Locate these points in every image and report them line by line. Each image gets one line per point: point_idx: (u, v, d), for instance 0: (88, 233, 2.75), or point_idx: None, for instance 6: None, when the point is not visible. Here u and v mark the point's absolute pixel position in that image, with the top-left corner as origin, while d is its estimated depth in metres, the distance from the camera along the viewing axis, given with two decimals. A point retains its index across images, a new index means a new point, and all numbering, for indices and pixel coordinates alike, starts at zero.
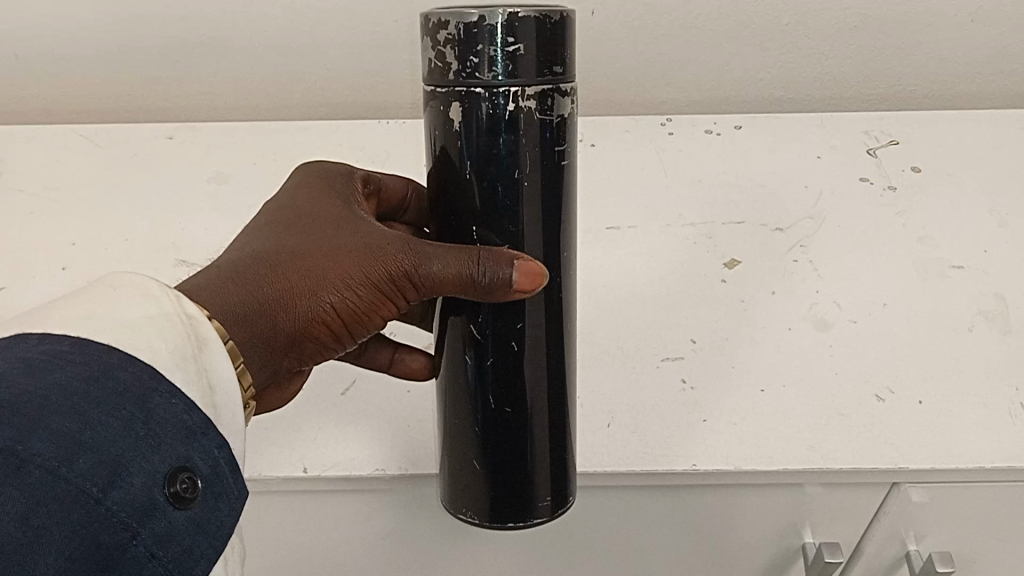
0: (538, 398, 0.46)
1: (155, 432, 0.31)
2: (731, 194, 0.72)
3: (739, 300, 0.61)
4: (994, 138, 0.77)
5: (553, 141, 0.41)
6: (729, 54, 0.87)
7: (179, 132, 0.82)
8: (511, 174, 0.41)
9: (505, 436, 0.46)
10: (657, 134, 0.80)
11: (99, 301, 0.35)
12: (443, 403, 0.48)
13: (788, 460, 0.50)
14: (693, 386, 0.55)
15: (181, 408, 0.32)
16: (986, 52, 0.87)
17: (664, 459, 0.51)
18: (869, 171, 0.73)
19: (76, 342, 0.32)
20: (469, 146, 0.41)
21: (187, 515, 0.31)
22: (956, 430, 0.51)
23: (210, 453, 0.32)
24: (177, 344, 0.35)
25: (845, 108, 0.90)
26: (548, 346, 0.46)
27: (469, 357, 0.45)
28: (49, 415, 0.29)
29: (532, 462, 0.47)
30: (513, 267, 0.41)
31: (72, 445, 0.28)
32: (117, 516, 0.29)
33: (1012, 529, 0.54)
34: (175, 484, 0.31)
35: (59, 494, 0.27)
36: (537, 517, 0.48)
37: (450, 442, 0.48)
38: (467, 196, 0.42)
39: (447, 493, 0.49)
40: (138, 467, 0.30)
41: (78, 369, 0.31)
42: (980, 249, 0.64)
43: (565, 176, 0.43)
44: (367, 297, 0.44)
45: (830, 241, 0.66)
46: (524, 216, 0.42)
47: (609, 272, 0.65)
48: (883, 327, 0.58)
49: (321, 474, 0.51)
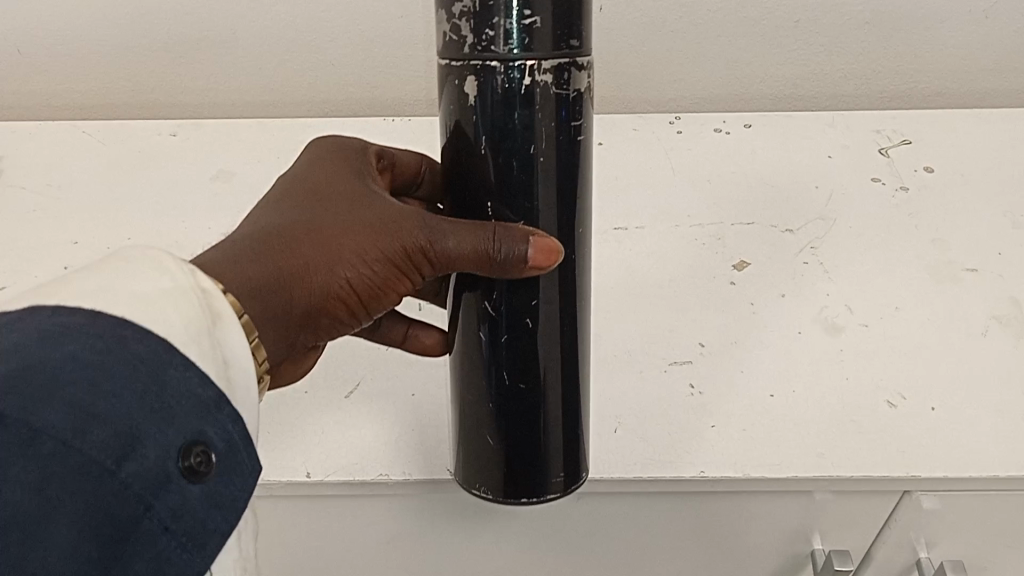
0: (551, 374, 0.45)
1: (168, 405, 0.30)
2: (743, 194, 0.69)
3: (748, 303, 0.60)
4: (1011, 133, 0.74)
5: (568, 116, 0.40)
6: (740, 50, 0.85)
7: (182, 129, 0.81)
8: (527, 150, 0.40)
9: (519, 412, 0.45)
10: (664, 132, 0.77)
11: (112, 273, 0.34)
12: (456, 379, 0.47)
13: (799, 467, 0.50)
14: (701, 390, 0.54)
15: (196, 383, 0.32)
16: (1001, 49, 0.85)
17: (672, 465, 0.50)
18: (880, 171, 0.71)
19: (89, 314, 0.32)
20: (484, 120, 0.40)
21: (200, 490, 0.30)
22: (969, 439, 0.51)
23: (223, 427, 0.32)
24: (191, 317, 0.34)
25: (856, 105, 0.89)
26: (562, 322, 0.45)
27: (483, 334, 0.44)
28: (63, 385, 0.28)
29: (546, 437, 0.46)
30: (528, 242, 0.41)
31: (86, 415, 0.28)
32: (131, 488, 0.28)
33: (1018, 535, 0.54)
34: (190, 457, 0.30)
35: (73, 465, 0.27)
36: (549, 493, 0.47)
37: (464, 417, 0.47)
38: (481, 172, 0.41)
39: (460, 468, 0.48)
40: (152, 438, 0.29)
41: (90, 340, 0.30)
42: (995, 250, 0.63)
43: (580, 153, 0.42)
44: (381, 273, 0.43)
45: (843, 242, 0.64)
46: (539, 192, 0.41)
47: (618, 272, 0.63)
48: (896, 333, 0.57)
49: (324, 479, 0.50)
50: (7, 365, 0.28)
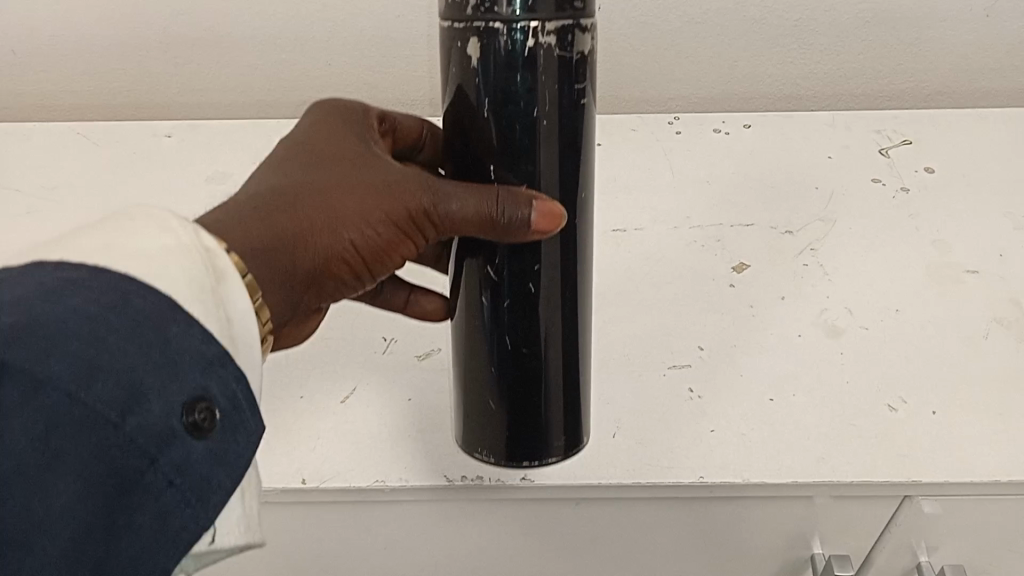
0: (551, 339, 0.46)
1: (173, 361, 0.31)
2: (742, 194, 0.69)
3: (747, 305, 0.59)
4: (1012, 133, 0.74)
5: (572, 78, 0.40)
6: (739, 49, 0.84)
7: (178, 130, 0.81)
8: (529, 113, 0.40)
9: (520, 377, 0.47)
10: (663, 132, 0.76)
11: (114, 230, 0.34)
12: (459, 342, 0.48)
13: (800, 472, 0.49)
14: (700, 394, 0.54)
15: (200, 340, 0.32)
16: (1002, 48, 0.84)
17: (671, 470, 0.50)
18: (880, 172, 0.70)
19: (91, 271, 0.31)
20: (486, 83, 0.40)
21: (204, 445, 0.31)
22: (969, 442, 0.50)
23: (227, 385, 0.32)
24: (194, 275, 0.34)
25: (857, 104, 0.88)
26: (563, 289, 0.46)
27: (485, 300, 0.45)
28: (68, 339, 0.28)
29: (547, 402, 0.48)
30: (532, 207, 0.41)
31: (91, 368, 0.28)
32: (135, 442, 0.29)
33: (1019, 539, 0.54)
34: (194, 413, 0.30)
35: (77, 417, 0.28)
36: (550, 457, 0.49)
37: (466, 382, 0.48)
38: (484, 136, 0.41)
39: (463, 432, 0.50)
40: (155, 392, 0.30)
41: (93, 295, 0.30)
42: (997, 251, 0.62)
43: (583, 117, 0.42)
44: (386, 237, 0.43)
45: (843, 244, 0.64)
46: (541, 155, 0.42)
47: (616, 274, 0.62)
48: (897, 336, 0.57)
49: (319, 486, 0.49)
50: (10, 317, 0.28)
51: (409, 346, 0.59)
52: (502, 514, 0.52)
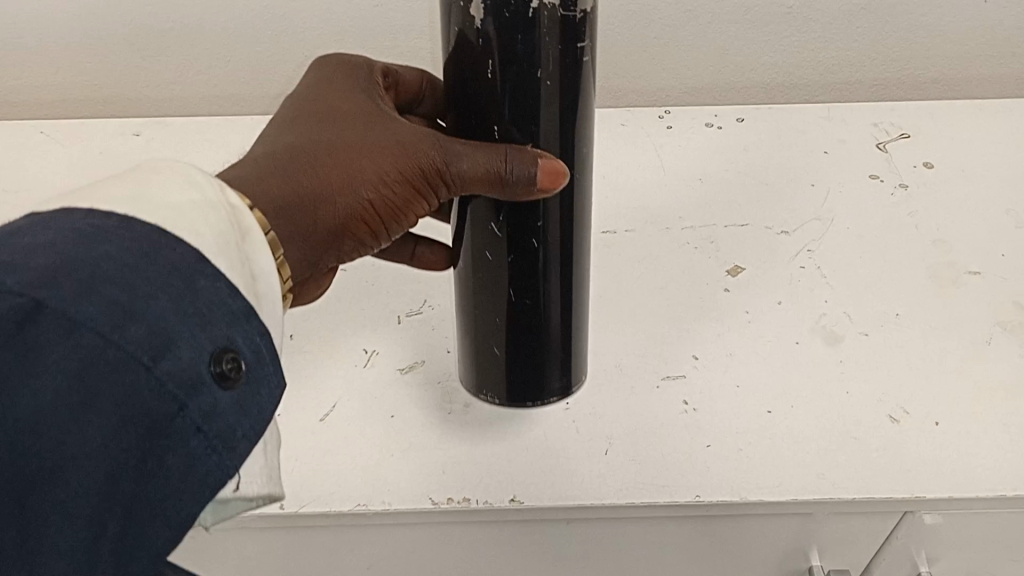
0: (553, 289, 0.47)
1: (201, 311, 0.31)
2: (736, 191, 0.67)
3: (742, 311, 0.57)
4: (1014, 125, 0.71)
5: (575, 36, 0.39)
6: (731, 37, 0.81)
7: (146, 128, 0.77)
8: (534, 74, 0.39)
9: (524, 327, 0.48)
10: (653, 127, 0.73)
11: (143, 182, 0.34)
12: (464, 291, 0.48)
13: (798, 489, 0.47)
14: (695, 407, 0.52)
15: (226, 293, 0.33)
16: (1000, 34, 0.82)
17: (666, 489, 0.48)
18: (878, 167, 0.68)
19: (124, 219, 0.32)
20: (489, 45, 0.38)
21: (229, 394, 0.31)
22: (973, 454, 0.49)
23: (252, 338, 0.33)
24: (222, 230, 0.34)
25: (849, 93, 0.86)
26: (564, 240, 0.45)
27: (490, 254, 0.45)
28: (102, 284, 0.29)
29: (549, 349, 0.49)
30: (537, 165, 0.40)
31: (124, 312, 0.29)
32: (166, 386, 0.30)
33: (1020, 547, 0.53)
34: (222, 363, 0.31)
35: (110, 359, 0.29)
36: (550, 397, 0.51)
37: (471, 329, 0.49)
38: (488, 97, 0.40)
39: (467, 374, 0.52)
40: (184, 341, 0.30)
41: (126, 243, 0.31)
42: (999, 251, 0.60)
43: (586, 73, 0.41)
44: (400, 193, 0.43)
45: (839, 244, 0.62)
46: (545, 116, 0.41)
47: (607, 278, 0.60)
48: (897, 342, 0.55)
49: (298, 510, 0.47)
50: (47, 258, 0.29)
51: (392, 357, 0.55)
52: (492, 533, 0.50)
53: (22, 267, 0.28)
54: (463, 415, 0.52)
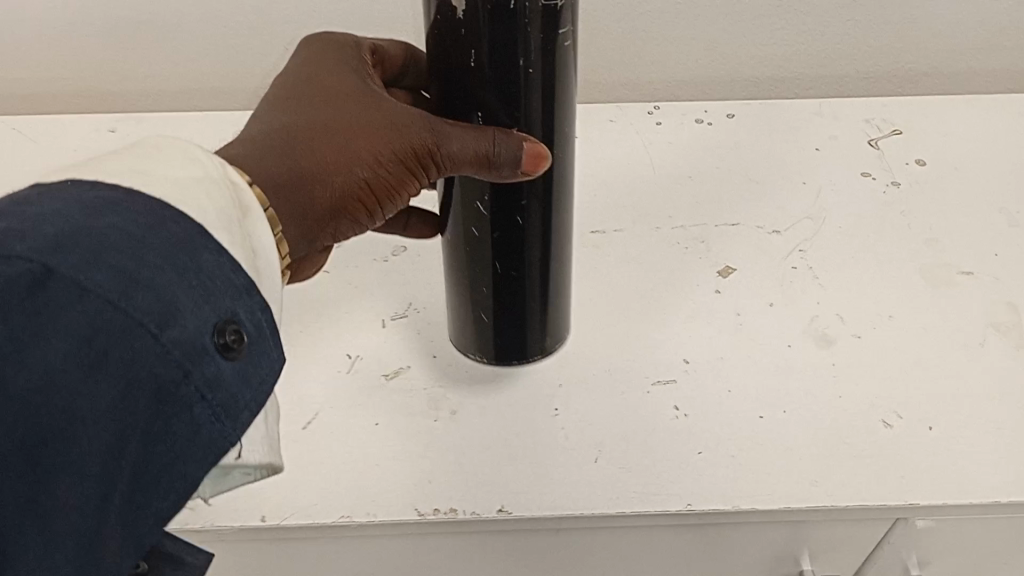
0: (537, 261, 0.48)
1: (206, 284, 0.31)
2: (726, 189, 0.66)
3: (733, 313, 0.56)
4: (1007, 122, 0.71)
5: (556, 24, 0.39)
6: (721, 30, 0.79)
7: (123, 124, 0.75)
8: (516, 63, 0.39)
9: (509, 295, 0.49)
10: (643, 123, 0.71)
11: (145, 157, 0.34)
12: (451, 260, 0.50)
13: (791, 498, 0.47)
14: (686, 413, 0.51)
15: (230, 268, 0.32)
16: (992, 28, 0.81)
17: (657, 498, 0.47)
18: (870, 164, 0.67)
19: (128, 193, 0.31)
20: (472, 35, 0.39)
21: (233, 366, 0.31)
22: (967, 458, 0.48)
23: (254, 313, 0.32)
24: (223, 206, 0.33)
25: (840, 86, 0.85)
26: (547, 216, 0.47)
27: (477, 230, 0.47)
28: (109, 252, 0.29)
29: (533, 312, 0.51)
30: (522, 148, 0.41)
31: (131, 281, 0.29)
32: (172, 353, 0.29)
33: (1013, 551, 0.52)
34: (225, 335, 0.31)
35: (117, 326, 0.28)
36: (533, 355, 0.53)
37: (459, 295, 0.51)
38: (472, 84, 0.41)
39: (455, 333, 0.54)
40: (189, 310, 0.30)
41: (131, 214, 0.30)
42: (992, 251, 0.60)
43: (567, 58, 0.41)
44: (395, 174, 0.42)
45: (831, 244, 0.61)
46: (528, 102, 0.41)
47: (596, 278, 0.59)
48: (891, 344, 0.54)
49: (280, 523, 0.46)
50: (56, 225, 0.28)
51: (377, 361, 0.54)
52: (480, 542, 0.49)
53: (28, 233, 0.28)
54: (450, 423, 0.50)
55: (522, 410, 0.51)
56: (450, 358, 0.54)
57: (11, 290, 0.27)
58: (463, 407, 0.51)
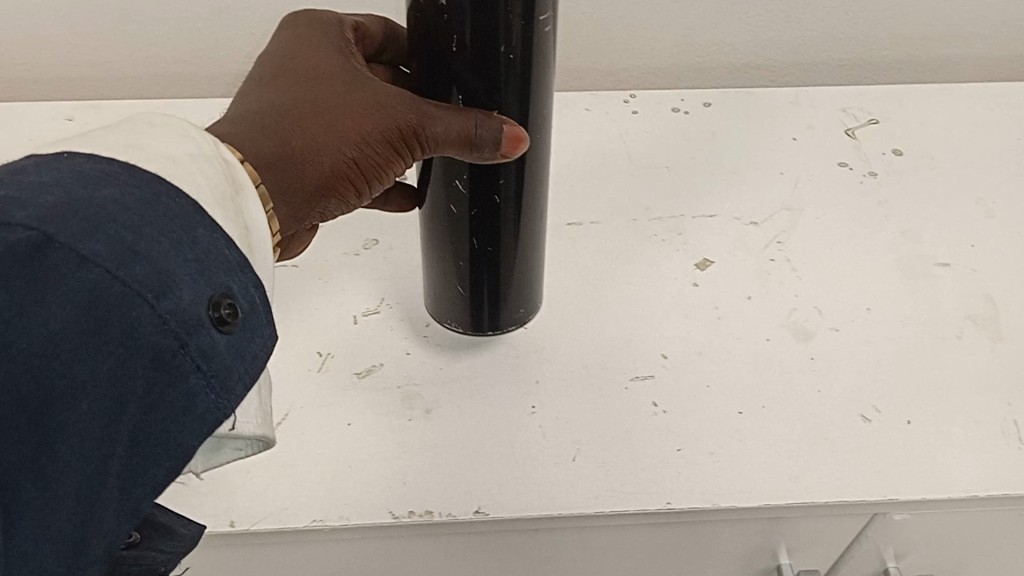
0: (514, 238, 0.48)
1: (202, 258, 0.30)
2: (703, 179, 0.65)
3: (712, 307, 0.56)
4: (982, 112, 0.71)
5: (536, 12, 0.39)
6: (696, 17, 0.78)
7: (79, 111, 0.72)
8: (497, 50, 0.39)
9: (487, 270, 0.50)
10: (619, 112, 0.70)
11: (136, 133, 0.33)
12: (429, 234, 0.50)
13: (771, 495, 0.46)
14: (665, 409, 0.50)
15: (223, 244, 0.31)
16: (965, 17, 0.81)
17: (637, 498, 0.46)
18: (847, 154, 0.67)
19: (124, 167, 0.30)
20: (453, 22, 0.38)
21: (227, 340, 0.30)
22: (946, 452, 0.48)
23: (247, 289, 0.31)
24: (216, 182, 0.33)
25: (814, 75, 0.84)
26: (525, 195, 0.47)
27: (454, 208, 0.47)
28: (107, 221, 0.28)
29: (511, 285, 0.51)
30: (502, 129, 0.41)
31: (129, 251, 0.28)
32: (169, 324, 0.28)
33: (989, 543, 0.52)
34: (220, 309, 0.30)
35: (115, 296, 0.27)
36: (509, 326, 0.54)
37: (437, 268, 0.51)
38: (453, 70, 0.40)
39: (433, 302, 0.54)
40: (186, 281, 0.29)
41: (126, 187, 0.29)
42: (968, 242, 0.59)
43: (547, 43, 0.41)
44: (385, 155, 0.40)
45: (809, 236, 0.60)
46: (508, 89, 0.41)
47: (573, 271, 0.58)
48: (869, 337, 0.54)
49: (250, 528, 0.44)
50: (55, 196, 0.27)
51: (349, 359, 0.53)
52: (456, 543, 0.48)
53: (25, 200, 0.27)
54: (424, 422, 0.49)
55: (498, 408, 0.50)
56: (424, 354, 0.53)
57: (9, 257, 0.26)
58: (437, 405, 0.50)
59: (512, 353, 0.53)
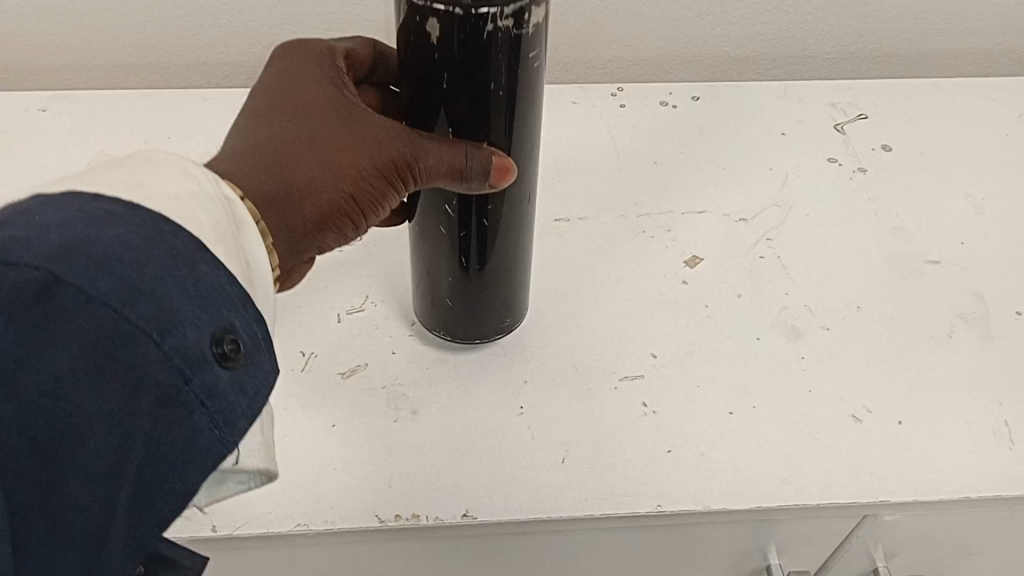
0: (504, 257, 0.48)
1: (204, 295, 0.29)
2: (691, 175, 0.64)
3: (701, 305, 0.55)
4: (970, 107, 0.70)
5: (527, 51, 0.38)
6: (683, 9, 0.77)
7: (51, 101, 0.70)
8: (487, 87, 0.38)
9: (477, 288, 0.49)
10: (606, 106, 0.69)
11: (137, 169, 0.32)
12: (418, 250, 0.49)
13: (761, 497, 0.45)
14: (655, 410, 0.49)
15: (225, 279, 0.30)
16: (952, 11, 0.80)
17: (626, 500, 0.45)
18: (836, 150, 0.66)
19: (129, 206, 0.30)
20: (445, 61, 0.37)
21: (230, 375, 0.29)
22: (937, 453, 0.47)
23: (249, 324, 0.30)
24: (218, 219, 0.32)
25: (802, 68, 0.84)
26: (515, 216, 0.46)
27: (442, 229, 0.46)
28: (112, 259, 0.27)
29: (501, 301, 0.50)
30: (490, 162, 0.40)
31: (134, 289, 0.27)
32: (173, 361, 0.27)
33: (977, 542, 0.52)
34: (223, 344, 0.29)
35: (120, 335, 0.26)
36: (499, 338, 0.53)
37: (425, 284, 0.50)
38: (444, 105, 0.39)
39: (421, 314, 0.53)
40: (189, 319, 0.28)
41: (131, 224, 0.29)
42: (957, 240, 0.59)
43: (536, 79, 0.40)
44: (381, 189, 0.40)
45: (799, 234, 0.60)
46: (498, 124, 0.40)
47: (561, 271, 0.57)
48: (860, 336, 0.53)
49: (232, 533, 0.43)
50: (61, 235, 0.27)
51: (333, 359, 0.51)
52: (443, 546, 0.47)
53: (30, 240, 0.26)
54: (411, 423, 0.48)
55: (485, 409, 0.49)
56: (410, 354, 0.52)
57: (17, 298, 0.25)
58: (424, 406, 0.49)
59: (499, 353, 0.52)
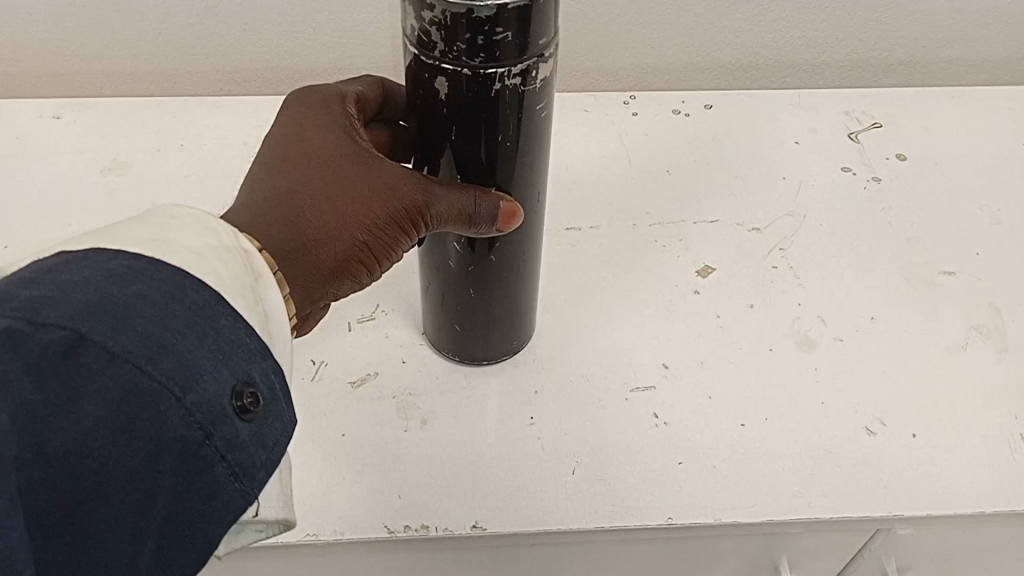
0: (511, 290, 0.48)
1: (225, 348, 0.29)
2: (704, 184, 0.64)
3: (714, 316, 0.55)
4: (986, 116, 0.70)
5: (534, 104, 0.38)
6: (696, 17, 0.76)
7: (66, 107, 0.70)
8: (494, 138, 0.39)
9: (484, 318, 0.49)
10: (618, 114, 0.69)
11: (158, 223, 0.32)
12: (427, 279, 0.49)
13: (773, 511, 0.45)
14: (666, 421, 0.49)
15: (245, 332, 0.30)
16: (969, 18, 0.79)
17: (636, 511, 0.45)
18: (850, 159, 0.66)
19: (149, 261, 0.30)
20: (453, 114, 0.38)
21: (250, 428, 0.29)
22: (952, 468, 0.47)
23: (269, 375, 0.30)
24: (236, 271, 0.32)
25: (816, 75, 0.83)
26: (521, 252, 0.46)
27: (450, 263, 0.46)
28: (136, 317, 0.27)
29: (508, 331, 0.50)
30: (499, 206, 0.41)
31: (157, 345, 0.27)
32: (194, 416, 0.27)
33: (991, 556, 0.52)
34: (243, 398, 0.29)
35: (143, 391, 0.27)
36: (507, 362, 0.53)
37: (434, 312, 0.50)
38: (452, 152, 0.40)
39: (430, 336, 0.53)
40: (210, 373, 0.28)
41: (154, 281, 0.29)
42: (973, 251, 0.59)
43: (544, 125, 0.40)
44: (394, 236, 0.40)
45: (812, 244, 0.59)
46: (506, 168, 0.40)
47: (572, 281, 0.57)
48: (873, 348, 0.53)
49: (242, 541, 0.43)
50: (86, 294, 0.27)
51: (344, 368, 0.51)
52: (451, 556, 0.47)
53: (56, 299, 0.26)
54: (421, 432, 0.48)
55: (495, 420, 0.49)
56: (421, 364, 0.52)
57: (44, 359, 0.25)
58: (434, 416, 0.49)
59: (510, 364, 0.52)
